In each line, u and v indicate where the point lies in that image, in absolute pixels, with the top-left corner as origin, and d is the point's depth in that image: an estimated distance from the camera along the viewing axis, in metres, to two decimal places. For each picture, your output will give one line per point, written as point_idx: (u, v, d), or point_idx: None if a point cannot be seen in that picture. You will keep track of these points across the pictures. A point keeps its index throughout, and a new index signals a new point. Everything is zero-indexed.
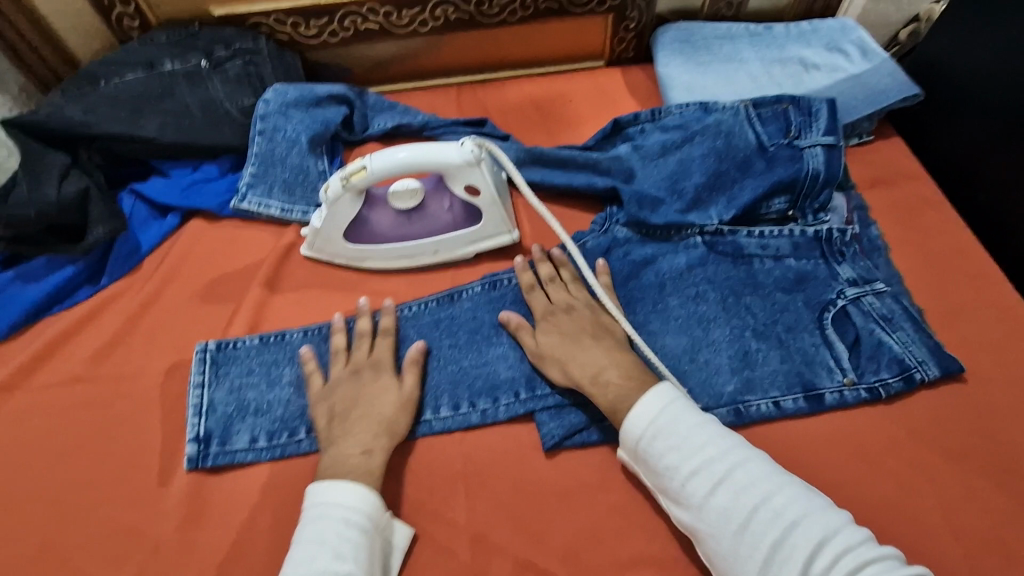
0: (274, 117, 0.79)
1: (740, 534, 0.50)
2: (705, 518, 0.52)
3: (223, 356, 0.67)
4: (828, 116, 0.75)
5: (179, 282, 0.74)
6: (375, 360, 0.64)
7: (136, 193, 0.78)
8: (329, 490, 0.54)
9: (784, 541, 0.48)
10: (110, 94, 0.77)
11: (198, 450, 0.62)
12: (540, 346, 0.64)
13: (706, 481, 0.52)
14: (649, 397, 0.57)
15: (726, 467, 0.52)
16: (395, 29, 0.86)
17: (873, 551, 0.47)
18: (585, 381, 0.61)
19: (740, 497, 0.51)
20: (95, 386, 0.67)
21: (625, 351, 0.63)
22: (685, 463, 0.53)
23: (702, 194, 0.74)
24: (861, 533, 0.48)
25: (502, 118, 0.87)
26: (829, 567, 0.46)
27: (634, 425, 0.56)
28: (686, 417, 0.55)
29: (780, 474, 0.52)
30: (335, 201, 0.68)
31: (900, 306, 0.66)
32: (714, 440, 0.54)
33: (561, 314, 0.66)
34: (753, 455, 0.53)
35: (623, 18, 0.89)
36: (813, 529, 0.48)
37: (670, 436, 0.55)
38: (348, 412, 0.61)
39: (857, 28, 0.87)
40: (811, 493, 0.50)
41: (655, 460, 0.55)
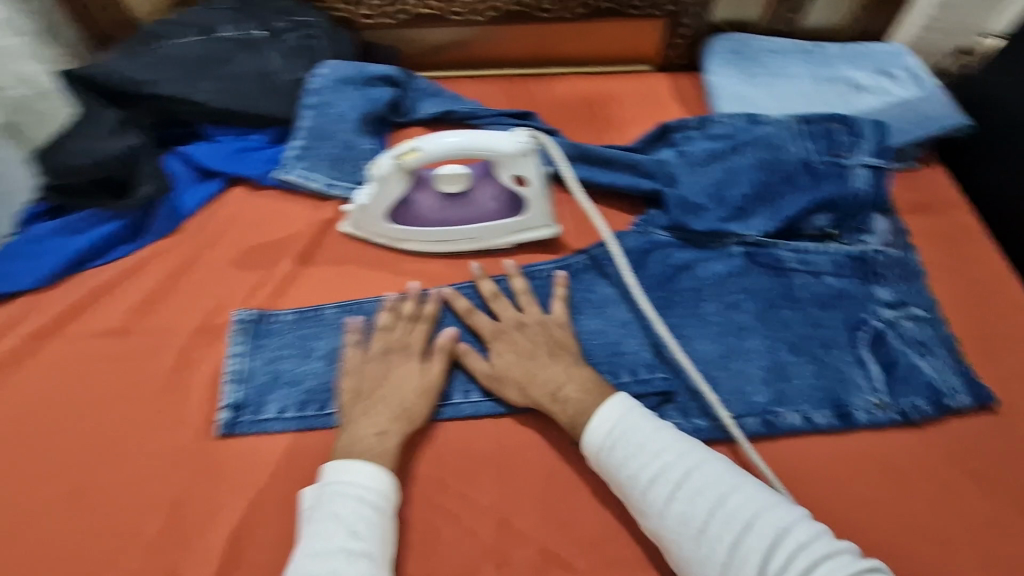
0: (326, 92, 0.80)
1: (699, 538, 0.50)
2: (666, 526, 0.52)
3: (262, 328, 0.69)
4: (874, 138, 0.76)
5: (220, 246, 0.75)
6: (408, 342, 0.65)
7: (183, 155, 0.79)
8: (349, 468, 0.55)
9: (740, 542, 0.48)
10: (168, 55, 0.78)
11: (232, 416, 0.63)
12: (493, 365, 0.64)
13: (663, 488, 0.53)
14: (605, 407, 0.58)
15: (682, 472, 0.53)
16: (452, 16, 0.87)
17: (826, 546, 0.47)
18: (545, 401, 0.61)
19: (696, 500, 0.51)
20: (132, 340, 0.68)
21: (581, 363, 0.63)
22: (642, 471, 0.54)
23: (746, 204, 0.74)
24: (816, 528, 0.48)
25: (550, 113, 0.88)
26: (785, 563, 0.47)
27: (593, 436, 0.57)
28: (643, 424, 0.56)
29: (736, 476, 0.52)
30: (382, 179, 0.68)
31: (935, 332, 0.67)
32: (670, 446, 0.55)
33: (514, 330, 0.65)
34: (709, 458, 0.54)
35: (677, 24, 0.90)
36: (766, 529, 0.48)
37: (629, 444, 0.56)
38: (369, 392, 0.61)
39: (909, 55, 0.87)
40: (766, 493, 0.51)
41: (615, 471, 0.56)
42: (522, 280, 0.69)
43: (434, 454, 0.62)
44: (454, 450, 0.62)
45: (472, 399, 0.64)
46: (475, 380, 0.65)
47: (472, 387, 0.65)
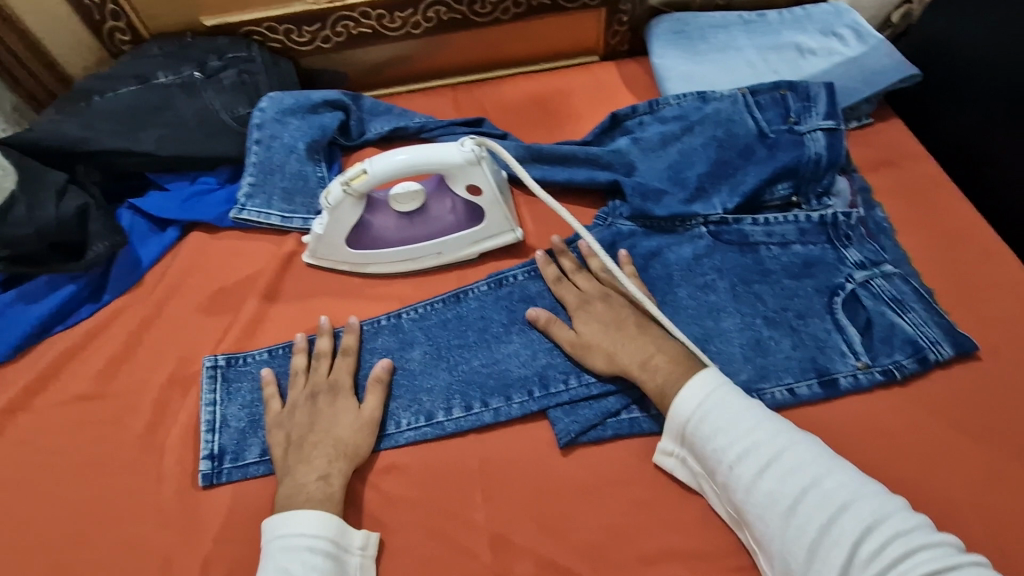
0: (270, 125, 0.78)
1: (789, 516, 0.50)
2: (753, 502, 0.51)
3: (234, 372, 0.67)
4: (827, 100, 0.75)
5: (182, 295, 0.73)
6: (334, 381, 0.64)
7: (134, 207, 0.78)
8: (292, 520, 0.54)
9: (832, 524, 0.48)
10: (105, 108, 0.77)
11: (212, 467, 0.62)
12: (580, 334, 0.64)
13: (753, 464, 0.52)
14: (695, 380, 0.57)
15: (774, 449, 0.52)
16: (388, 32, 0.86)
17: (926, 537, 0.46)
18: (633, 367, 0.61)
19: (788, 479, 0.51)
20: (103, 403, 0.67)
21: (672, 334, 0.63)
22: (732, 445, 0.53)
23: (705, 183, 0.74)
24: (916, 518, 0.47)
25: (500, 116, 0.87)
26: (881, 549, 0.46)
27: (681, 408, 0.57)
28: (734, 400, 0.55)
29: (830, 458, 0.52)
30: (336, 207, 0.67)
31: (909, 287, 0.65)
32: (762, 423, 0.54)
33: (599, 301, 0.65)
34: (802, 438, 0.53)
35: (616, 11, 0.89)
36: (862, 513, 0.48)
37: (717, 419, 0.55)
38: (302, 438, 0.60)
39: (851, 11, 0.86)
40: (861, 477, 0.50)
41: (703, 444, 0.55)
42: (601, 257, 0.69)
43: (420, 477, 0.61)
44: (441, 470, 0.61)
45: (454, 416, 0.63)
46: (455, 396, 0.64)
47: (452, 403, 0.64)
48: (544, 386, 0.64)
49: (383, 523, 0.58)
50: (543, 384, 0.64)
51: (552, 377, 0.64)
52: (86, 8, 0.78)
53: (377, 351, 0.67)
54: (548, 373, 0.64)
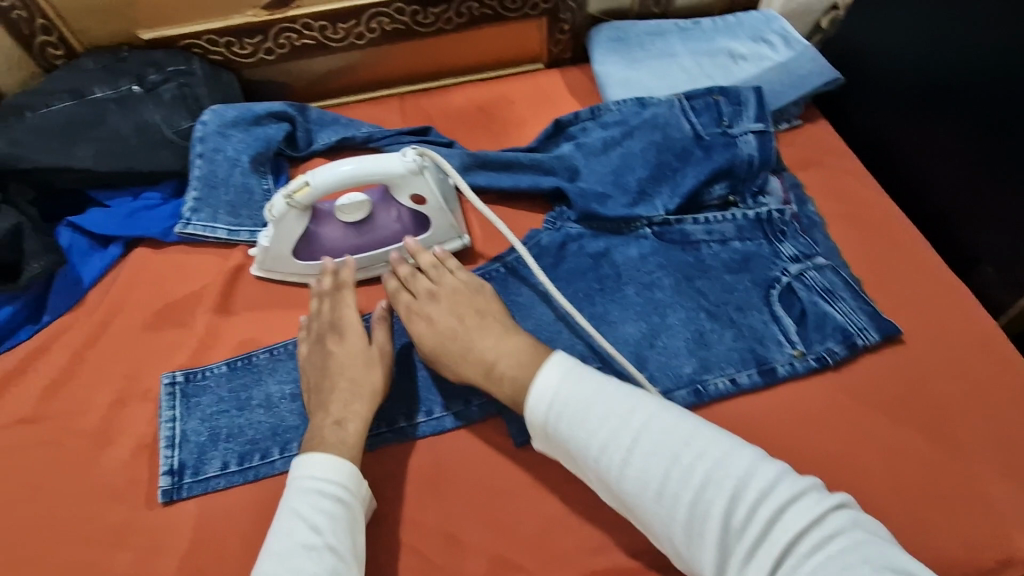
0: (213, 138, 0.77)
1: (660, 497, 0.50)
2: (628, 491, 0.51)
3: (193, 387, 0.66)
4: (756, 104, 0.79)
5: (126, 313, 0.72)
6: (337, 321, 0.65)
7: (74, 226, 0.75)
8: (304, 462, 0.55)
9: (700, 497, 0.48)
10: (37, 125, 0.74)
11: (172, 482, 0.60)
12: (423, 343, 0.64)
13: (617, 452, 0.52)
14: (545, 373, 0.56)
15: (633, 433, 0.52)
16: (332, 43, 0.86)
17: (789, 489, 0.47)
18: (480, 379, 0.61)
19: (652, 460, 0.51)
20: (43, 427, 0.64)
21: (515, 333, 0.62)
22: (593, 438, 0.53)
23: (646, 186, 0.77)
24: (778, 471, 0.49)
25: (447, 124, 0.88)
26: (749, 514, 0.47)
27: (536, 409, 0.56)
28: (587, 390, 0.55)
29: (686, 427, 0.52)
30: (280, 219, 0.67)
31: (839, 277, 0.69)
32: (616, 409, 0.54)
33: (434, 304, 0.65)
34: (658, 413, 0.53)
35: (557, 20, 0.92)
36: (727, 479, 0.48)
37: (573, 415, 0.54)
38: (320, 385, 0.62)
39: (778, 19, 0.91)
40: (719, 440, 0.51)
41: (565, 442, 0.54)
42: (425, 258, 0.68)
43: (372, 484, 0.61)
44: (396, 475, 0.61)
45: (416, 421, 0.63)
46: (415, 401, 0.65)
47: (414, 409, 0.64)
48: None
49: None
50: None
51: None
52: (15, 24, 0.76)
53: None
54: None
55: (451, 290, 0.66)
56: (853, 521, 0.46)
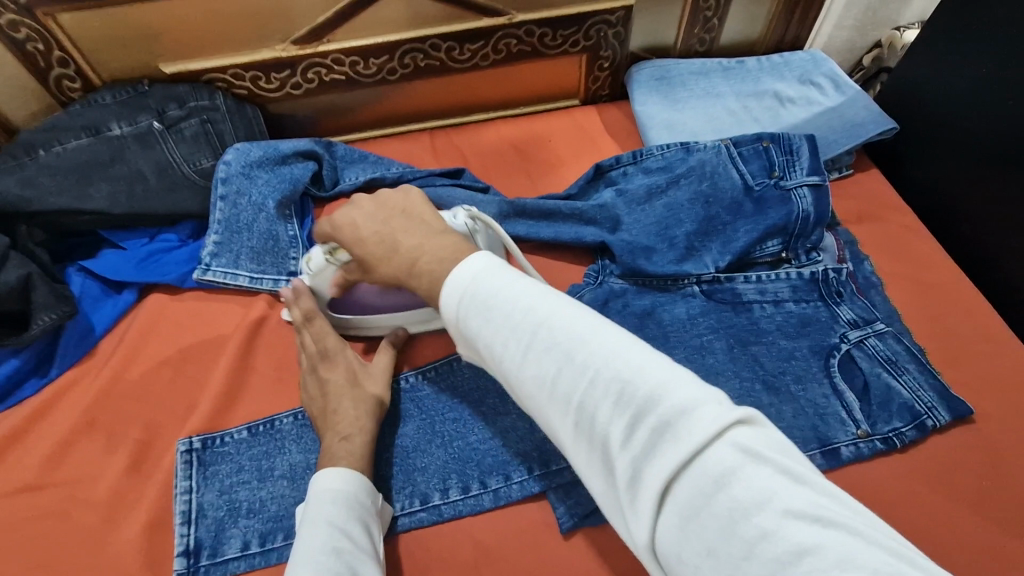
0: (236, 179, 0.73)
1: (551, 401, 0.41)
2: (526, 396, 0.42)
3: (211, 454, 0.62)
4: (810, 154, 0.75)
5: (142, 367, 0.67)
6: (323, 349, 0.63)
7: (85, 269, 0.71)
8: (318, 476, 0.53)
9: (586, 401, 0.39)
10: (51, 164, 0.70)
11: (188, 565, 0.56)
12: (353, 249, 0.58)
13: (513, 350, 0.42)
14: (459, 269, 0.46)
15: (531, 329, 0.42)
16: (362, 78, 0.82)
17: (685, 398, 0.36)
18: (405, 276, 0.52)
19: (545, 358, 0.41)
20: (51, 495, 0.60)
21: (444, 232, 0.53)
22: (491, 334, 0.43)
23: (694, 241, 0.72)
24: (682, 378, 0.37)
25: (481, 163, 0.84)
26: (633, 430, 0.37)
27: (447, 306, 0.46)
28: (495, 282, 0.45)
29: (593, 324, 0.41)
30: (316, 275, 0.64)
31: (903, 347, 0.65)
32: (517, 301, 0.43)
33: (371, 209, 0.58)
34: (564, 307, 0.42)
35: (597, 57, 0.88)
36: (619, 384, 0.38)
37: (477, 312, 0.44)
38: (320, 411, 0.60)
39: (828, 61, 0.87)
40: (623, 339, 0.40)
41: (470, 340, 0.45)
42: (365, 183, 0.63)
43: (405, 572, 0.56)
44: (431, 562, 0.56)
45: (451, 499, 0.59)
46: (452, 475, 0.60)
47: (449, 484, 0.60)
48: (545, 463, 0.60)
49: None
50: (543, 460, 0.60)
51: (553, 454, 0.60)
52: (29, 55, 0.71)
53: None
54: (548, 449, 0.60)
55: (389, 194, 0.59)
56: (755, 443, 0.35)
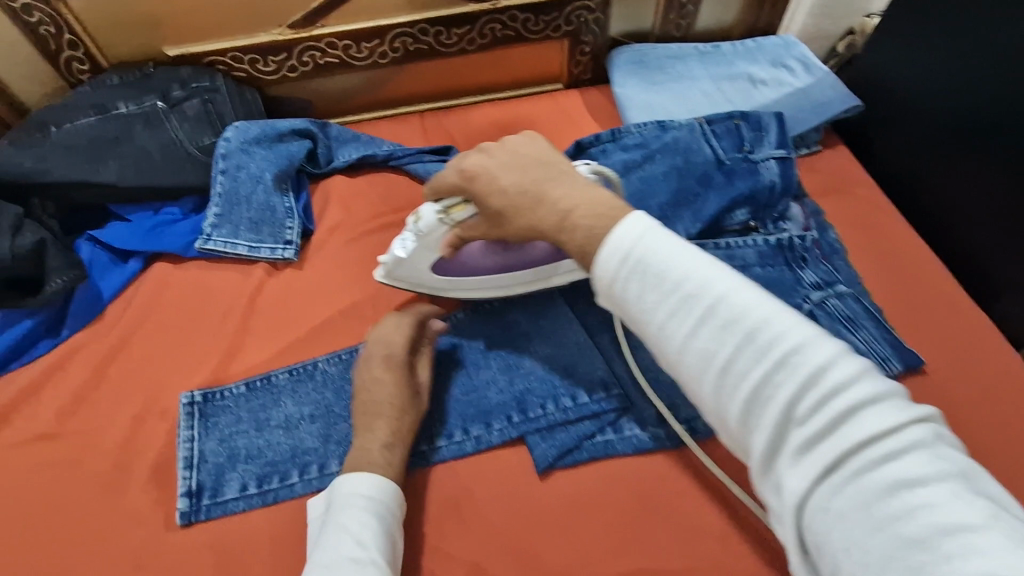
0: (235, 155, 0.78)
1: (721, 375, 0.41)
2: (684, 360, 0.43)
3: (211, 407, 0.66)
4: (777, 130, 0.80)
5: (148, 328, 0.72)
6: (388, 345, 0.63)
7: (94, 240, 0.75)
8: (349, 480, 0.55)
9: (763, 380, 0.39)
10: (63, 141, 0.74)
11: (190, 504, 0.60)
12: (490, 204, 0.57)
13: (684, 319, 0.43)
14: (624, 225, 0.46)
15: (708, 300, 0.42)
16: (355, 61, 0.86)
17: (870, 388, 0.37)
18: (555, 229, 0.52)
19: (721, 332, 0.41)
20: (64, 443, 0.64)
21: (594, 186, 0.53)
22: (659, 300, 0.44)
23: (667, 211, 0.76)
24: (866, 369, 0.38)
25: (468, 143, 0.88)
26: (820, 405, 0.37)
27: (604, 269, 0.46)
28: (668, 249, 0.44)
29: (773, 302, 0.41)
30: (426, 235, 0.62)
31: (861, 306, 0.69)
32: (693, 271, 0.43)
33: (510, 162, 0.57)
34: (742, 284, 0.42)
35: (578, 42, 0.92)
36: (803, 365, 0.38)
37: (644, 276, 0.44)
38: (365, 403, 0.61)
39: (799, 44, 0.91)
40: (804, 324, 0.40)
41: (630, 304, 0.45)
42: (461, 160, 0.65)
43: None
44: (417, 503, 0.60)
45: (436, 445, 0.63)
46: (436, 425, 0.64)
47: (433, 432, 0.64)
48: (522, 411, 0.64)
49: None
50: (521, 409, 0.64)
51: (531, 403, 0.65)
52: (42, 39, 0.76)
53: None
54: (527, 398, 0.65)
55: (522, 144, 0.58)
56: (941, 442, 0.36)
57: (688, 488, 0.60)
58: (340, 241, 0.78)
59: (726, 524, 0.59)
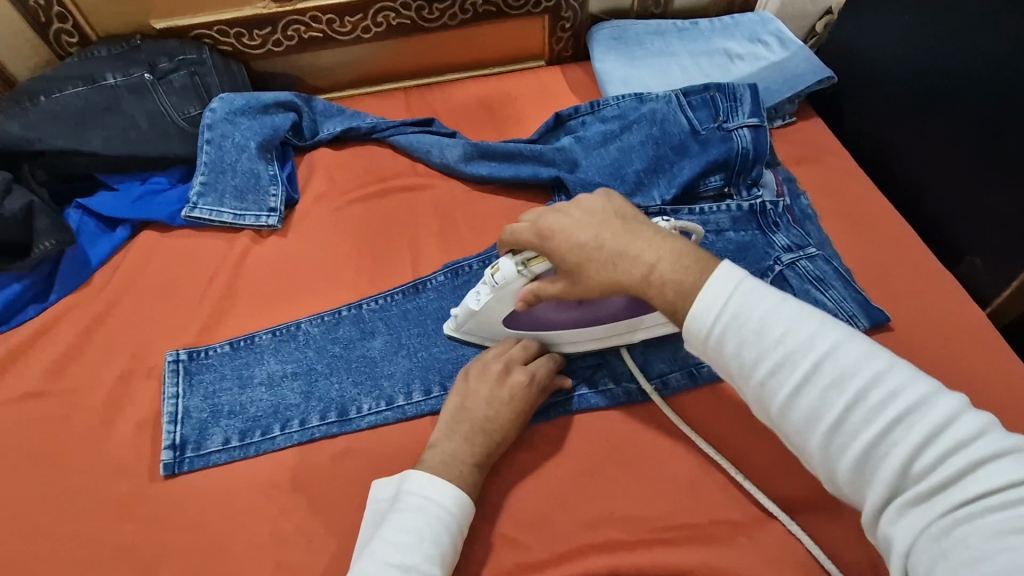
0: (221, 125, 0.80)
1: (831, 433, 0.42)
2: (787, 417, 0.44)
3: (196, 365, 0.67)
4: (751, 100, 0.81)
5: (135, 292, 0.73)
6: (529, 370, 0.62)
7: (83, 207, 0.77)
8: (431, 485, 0.53)
9: (881, 438, 0.40)
10: (52, 109, 0.76)
11: (174, 457, 0.62)
12: (564, 260, 0.55)
13: (788, 377, 0.43)
14: (715, 279, 0.47)
15: (814, 358, 0.43)
16: (339, 36, 0.88)
17: (993, 445, 0.38)
18: (639, 285, 0.52)
19: (829, 390, 0.42)
20: (52, 401, 0.66)
21: (672, 236, 0.53)
22: (760, 357, 0.44)
23: (644, 178, 0.79)
24: (987, 423, 0.39)
25: (450, 116, 0.90)
26: (938, 460, 0.39)
27: (699, 324, 0.47)
28: (767, 305, 0.45)
29: (882, 357, 0.42)
30: (503, 287, 0.60)
31: (831, 267, 0.71)
32: (795, 329, 0.44)
33: (585, 219, 0.55)
34: (849, 339, 0.43)
35: (559, 18, 0.94)
36: (920, 422, 0.39)
37: (745, 333, 0.45)
38: (474, 415, 0.59)
39: (775, 20, 0.93)
40: (917, 378, 0.41)
41: (729, 361, 0.46)
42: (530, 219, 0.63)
43: (372, 461, 0.62)
44: (396, 455, 0.63)
45: (414, 400, 0.65)
46: (415, 380, 0.66)
47: (413, 388, 0.66)
48: None
49: (337, 505, 0.60)
50: None
51: None
52: (32, 11, 0.78)
53: (338, 341, 0.69)
54: None
55: (593, 200, 0.57)
56: None
57: (659, 440, 0.62)
58: (325, 210, 0.79)
59: (696, 472, 0.60)
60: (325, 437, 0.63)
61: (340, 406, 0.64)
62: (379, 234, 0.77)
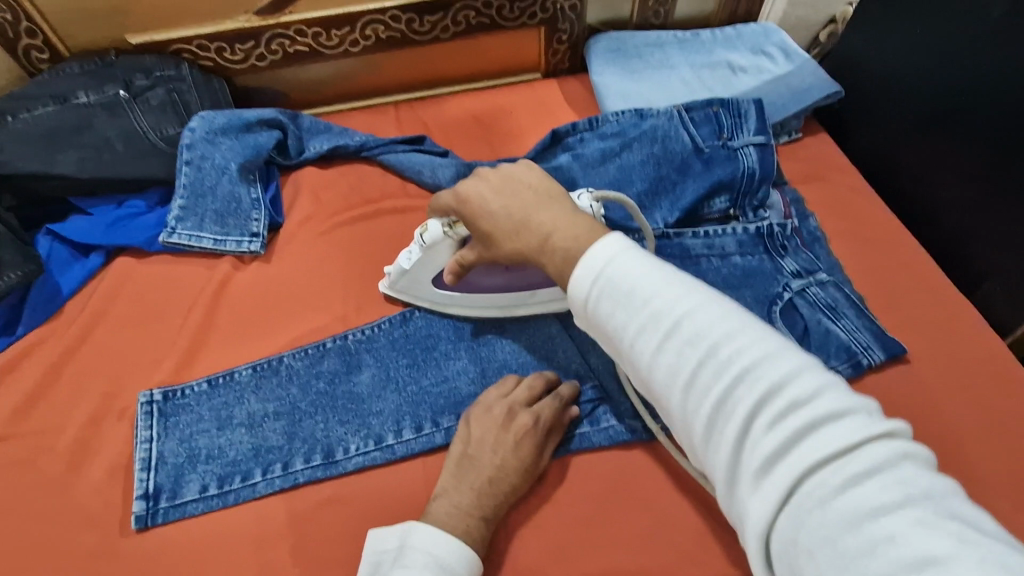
0: (200, 145, 0.76)
1: (687, 392, 0.40)
2: (653, 377, 0.42)
3: (171, 406, 0.63)
4: (756, 117, 0.77)
5: (108, 324, 0.69)
6: (535, 412, 0.58)
7: (53, 234, 0.73)
8: (436, 539, 0.51)
9: (727, 397, 0.38)
10: (20, 131, 0.72)
11: (146, 508, 0.58)
12: (478, 227, 0.55)
13: (650, 337, 0.42)
14: (598, 246, 0.46)
15: (675, 319, 0.41)
16: (325, 50, 0.85)
17: (832, 404, 0.36)
18: (535, 250, 0.51)
19: (687, 349, 0.40)
20: (17, 445, 0.62)
21: (583, 212, 0.52)
22: (628, 318, 0.43)
23: (645, 200, 0.75)
24: (832, 384, 0.37)
25: (442, 133, 0.86)
26: (779, 421, 0.36)
27: (578, 286, 0.46)
28: (639, 268, 0.44)
29: (741, 319, 0.41)
30: (431, 246, 0.61)
31: (842, 294, 0.67)
32: (662, 291, 0.42)
33: (500, 187, 0.55)
34: (712, 302, 0.42)
35: (555, 30, 0.91)
36: (765, 381, 0.38)
37: (615, 295, 0.44)
38: (479, 462, 0.56)
39: (778, 31, 0.90)
40: (771, 339, 0.39)
41: (603, 324, 0.44)
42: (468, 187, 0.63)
43: (359, 509, 0.58)
44: (385, 502, 0.59)
45: (405, 438, 0.61)
46: (405, 417, 0.62)
47: (403, 425, 0.62)
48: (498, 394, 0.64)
49: (322, 558, 0.56)
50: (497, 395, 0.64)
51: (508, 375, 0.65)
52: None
53: (323, 376, 0.65)
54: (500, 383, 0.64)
55: (520, 169, 0.56)
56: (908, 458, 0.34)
57: (664, 484, 0.59)
58: (310, 234, 0.75)
59: (704, 518, 0.57)
60: (309, 482, 0.59)
61: (325, 448, 0.61)
62: (367, 259, 0.74)
